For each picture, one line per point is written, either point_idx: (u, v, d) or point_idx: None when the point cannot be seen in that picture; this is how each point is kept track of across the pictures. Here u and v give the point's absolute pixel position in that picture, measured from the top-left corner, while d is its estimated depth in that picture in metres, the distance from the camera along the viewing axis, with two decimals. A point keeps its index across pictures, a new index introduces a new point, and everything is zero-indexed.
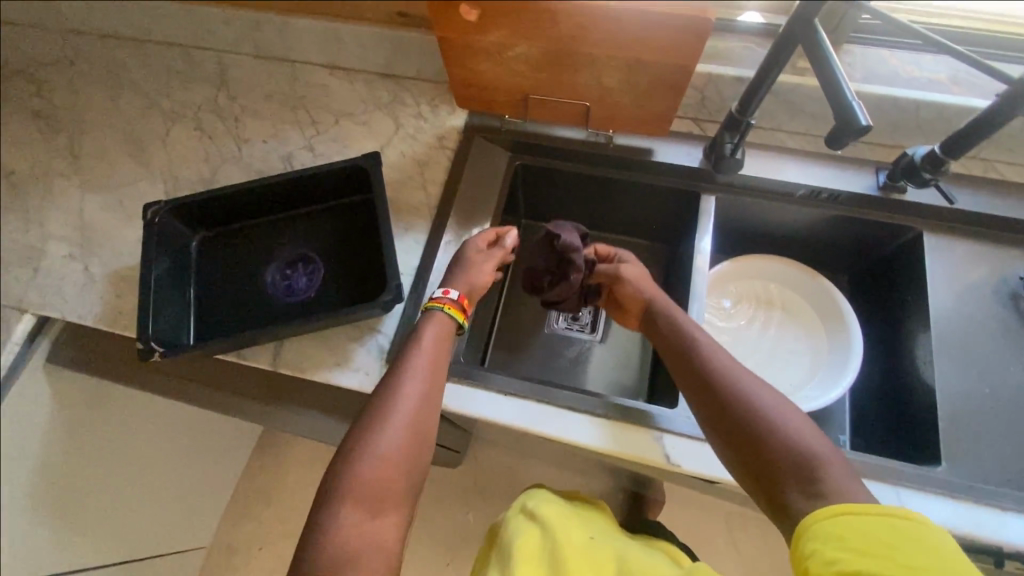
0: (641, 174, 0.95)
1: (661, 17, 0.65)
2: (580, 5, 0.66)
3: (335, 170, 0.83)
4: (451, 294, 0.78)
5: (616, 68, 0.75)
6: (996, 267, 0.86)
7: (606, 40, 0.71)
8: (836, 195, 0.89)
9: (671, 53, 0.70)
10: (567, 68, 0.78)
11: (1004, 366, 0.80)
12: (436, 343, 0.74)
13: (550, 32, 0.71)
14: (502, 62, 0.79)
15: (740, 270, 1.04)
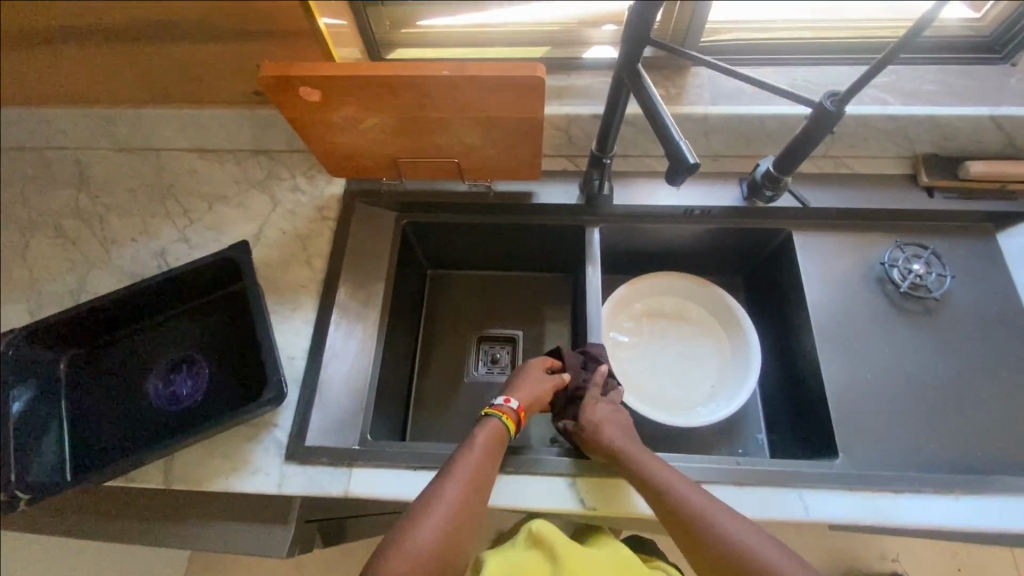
0: (527, 216, 0.97)
1: (495, 81, 0.66)
2: (415, 77, 0.66)
3: (204, 265, 0.79)
4: (511, 404, 0.75)
5: (470, 126, 0.76)
6: (860, 254, 0.92)
7: (452, 104, 0.71)
8: (708, 210, 0.94)
9: (516, 108, 0.71)
10: (424, 131, 0.78)
11: (881, 349, 0.85)
12: (488, 443, 0.70)
13: (396, 103, 0.71)
14: (361, 133, 0.79)
15: (641, 290, 1.07)
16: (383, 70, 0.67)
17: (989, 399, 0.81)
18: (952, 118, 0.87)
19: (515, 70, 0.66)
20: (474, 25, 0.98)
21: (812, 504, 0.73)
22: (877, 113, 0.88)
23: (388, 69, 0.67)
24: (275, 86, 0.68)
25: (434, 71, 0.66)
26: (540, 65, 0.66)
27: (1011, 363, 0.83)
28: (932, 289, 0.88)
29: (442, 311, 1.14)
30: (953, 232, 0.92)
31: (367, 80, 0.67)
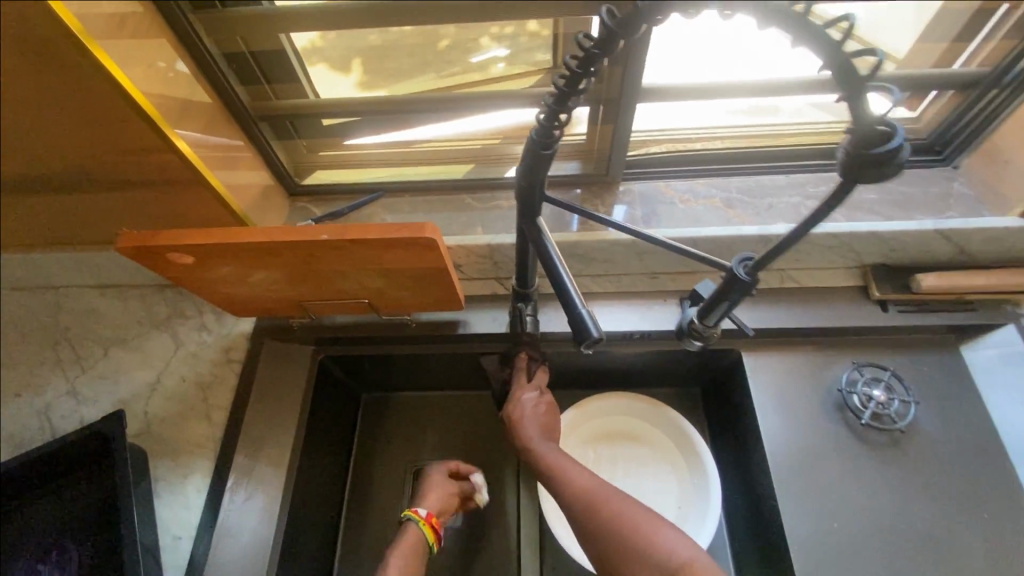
0: (456, 345, 0.89)
1: (380, 242, 0.60)
2: (291, 241, 0.59)
3: (70, 441, 0.69)
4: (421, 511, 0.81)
5: (370, 275, 0.69)
6: (815, 376, 0.84)
7: (341, 261, 0.64)
8: (647, 334, 0.87)
9: (414, 261, 0.64)
10: (322, 280, 0.70)
11: (846, 493, 0.76)
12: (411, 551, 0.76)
13: (281, 261, 0.64)
14: (252, 284, 0.71)
15: (589, 412, 0.98)
16: (256, 235, 0.60)
17: (966, 547, 0.73)
18: (896, 233, 0.81)
19: (401, 230, 0.59)
20: (392, 145, 0.92)
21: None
22: (816, 231, 0.82)
23: (263, 233, 0.60)
24: (139, 254, 0.61)
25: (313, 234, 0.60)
26: (431, 225, 0.60)
27: (985, 504, 0.75)
28: (897, 419, 0.80)
29: (376, 439, 1.04)
30: (910, 349, 0.85)
31: (238, 245, 0.60)
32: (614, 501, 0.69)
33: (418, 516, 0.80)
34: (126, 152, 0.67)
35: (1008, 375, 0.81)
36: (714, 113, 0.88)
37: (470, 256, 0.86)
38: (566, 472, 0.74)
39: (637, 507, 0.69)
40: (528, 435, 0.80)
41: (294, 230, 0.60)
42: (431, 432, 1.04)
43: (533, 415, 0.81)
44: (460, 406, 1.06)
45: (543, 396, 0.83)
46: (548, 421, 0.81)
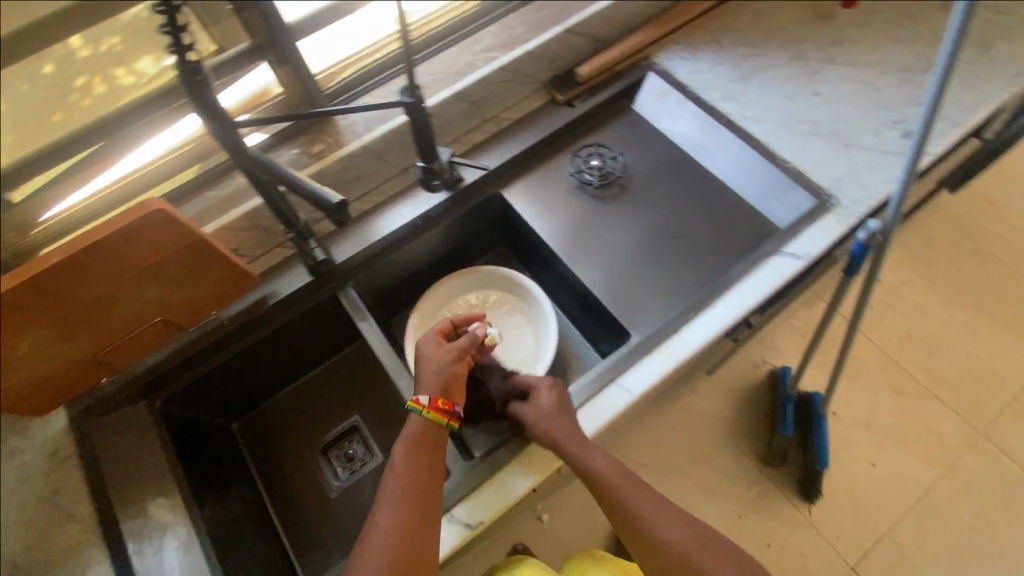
0: (275, 317, 0.94)
1: (115, 234, 0.65)
2: (31, 278, 0.63)
3: None
4: (423, 400, 0.79)
5: (138, 285, 0.72)
6: (554, 177, 1.05)
7: (95, 279, 0.68)
8: (427, 216, 1.00)
9: (164, 244, 0.70)
10: (96, 318, 0.72)
11: (612, 237, 0.99)
12: (422, 447, 0.77)
13: (40, 310, 0.66)
14: (29, 360, 0.70)
15: (428, 309, 1.09)
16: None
17: (693, 225, 0.98)
18: (543, 46, 1.04)
19: (130, 215, 0.66)
20: (109, 184, 0.88)
21: (634, 385, 0.83)
22: (490, 71, 1.01)
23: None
24: None
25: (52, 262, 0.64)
26: (154, 199, 0.67)
27: (690, 192, 1.02)
28: (617, 172, 1.04)
29: (271, 450, 1.06)
30: (603, 123, 1.10)
31: None
32: (633, 493, 0.77)
33: (425, 410, 0.78)
34: None
35: (663, 106, 1.09)
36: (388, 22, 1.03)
37: (236, 235, 0.90)
38: (584, 459, 0.77)
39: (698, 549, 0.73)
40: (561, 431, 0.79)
41: (31, 266, 0.64)
42: (316, 410, 1.09)
43: (552, 417, 0.79)
44: (327, 377, 1.11)
45: (550, 389, 0.83)
46: (564, 412, 0.80)
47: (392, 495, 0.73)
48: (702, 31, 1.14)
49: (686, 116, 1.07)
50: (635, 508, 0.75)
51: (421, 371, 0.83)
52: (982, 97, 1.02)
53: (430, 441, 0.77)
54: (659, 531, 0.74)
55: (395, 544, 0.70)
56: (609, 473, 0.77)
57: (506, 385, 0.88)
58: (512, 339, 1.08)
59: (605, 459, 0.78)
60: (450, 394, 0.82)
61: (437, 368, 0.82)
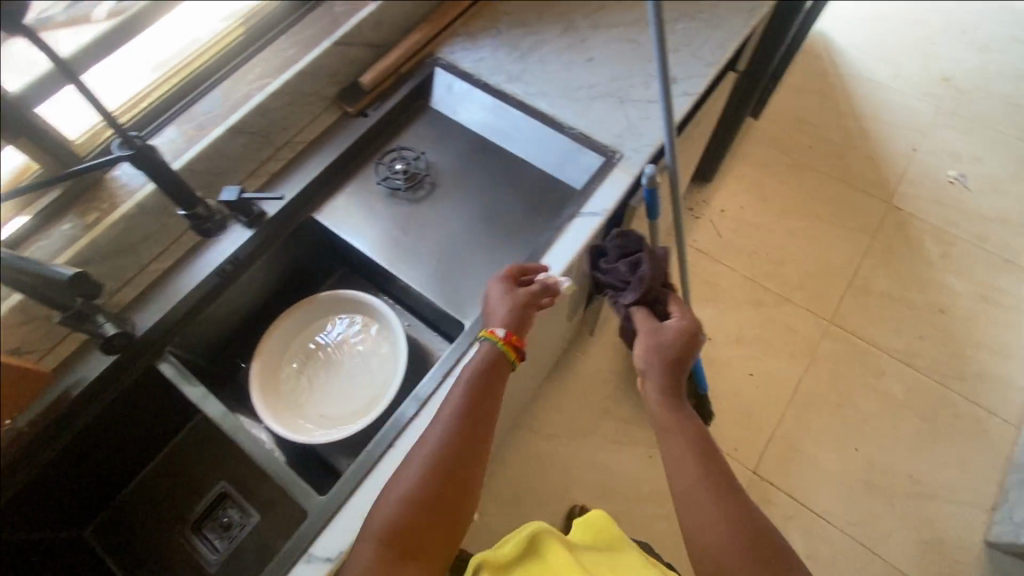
0: (86, 408, 0.87)
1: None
2: None
3: None
4: (499, 330, 0.82)
5: None
6: (363, 191, 1.04)
7: None
8: (235, 259, 0.96)
9: None
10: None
11: (429, 237, 1.00)
12: (480, 372, 0.80)
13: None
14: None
15: (270, 351, 1.04)
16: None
17: (501, 208, 1.03)
18: (314, 63, 1.02)
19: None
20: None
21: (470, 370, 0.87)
22: (263, 99, 0.99)
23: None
24: None
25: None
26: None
27: (494, 177, 1.06)
28: (421, 172, 1.05)
29: (128, 547, 0.99)
30: (401, 126, 1.11)
31: None
32: (685, 477, 0.74)
33: (503, 342, 0.81)
34: None
35: (455, 98, 1.12)
36: (140, 73, 0.96)
37: (10, 333, 0.82)
38: (665, 446, 0.78)
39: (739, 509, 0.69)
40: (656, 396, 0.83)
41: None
42: (171, 491, 1.02)
43: (670, 346, 0.84)
44: (178, 452, 1.05)
45: (683, 323, 0.87)
46: (682, 351, 0.84)
47: (454, 389, 0.79)
48: (477, 19, 1.18)
49: (477, 103, 1.10)
50: (693, 491, 0.72)
51: (490, 302, 0.87)
52: (727, 32, 1.13)
53: (495, 365, 0.81)
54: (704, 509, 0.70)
55: (434, 449, 0.73)
56: (682, 450, 0.76)
57: (645, 290, 0.89)
58: (360, 363, 1.06)
59: (693, 441, 0.77)
60: (521, 329, 0.84)
61: (495, 312, 0.85)
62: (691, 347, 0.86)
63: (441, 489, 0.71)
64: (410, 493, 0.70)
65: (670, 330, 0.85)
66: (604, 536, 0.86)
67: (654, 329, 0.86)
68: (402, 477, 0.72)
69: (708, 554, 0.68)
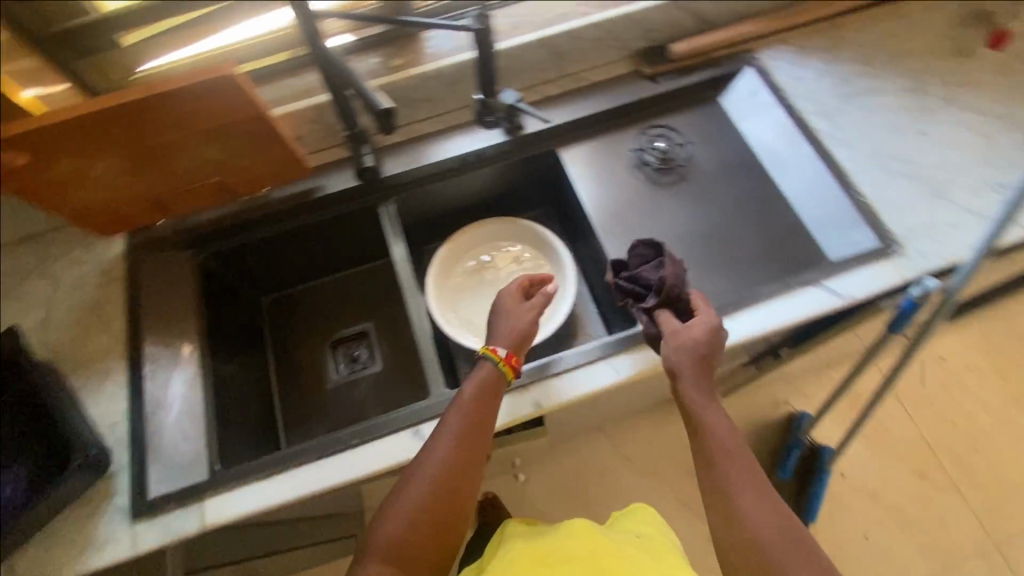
0: (318, 210, 0.99)
1: (197, 93, 0.70)
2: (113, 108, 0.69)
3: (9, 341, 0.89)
4: (500, 349, 0.80)
5: (203, 143, 0.78)
6: (617, 150, 1.03)
7: (171, 126, 0.74)
8: (480, 154, 1.02)
9: (238, 113, 0.75)
10: (164, 162, 0.79)
11: (653, 224, 0.97)
12: (478, 419, 0.75)
13: (119, 143, 0.74)
14: (104, 186, 0.80)
15: (459, 245, 1.12)
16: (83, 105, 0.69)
17: (738, 233, 0.95)
18: (642, 13, 1.00)
19: (212, 78, 0.70)
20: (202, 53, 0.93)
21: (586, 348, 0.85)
22: (580, 26, 1.00)
23: (94, 111, 0.69)
24: None
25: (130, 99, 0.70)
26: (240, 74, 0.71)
27: (747, 204, 0.98)
28: (679, 160, 1.01)
29: (285, 331, 1.15)
30: (685, 108, 1.05)
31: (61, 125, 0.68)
32: (725, 448, 0.70)
33: (502, 364, 0.79)
34: None
35: (751, 107, 1.03)
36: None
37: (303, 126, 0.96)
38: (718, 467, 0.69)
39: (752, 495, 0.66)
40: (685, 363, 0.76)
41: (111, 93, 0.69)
42: (334, 309, 1.16)
43: (696, 340, 0.77)
44: (354, 281, 1.18)
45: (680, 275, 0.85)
46: (715, 344, 0.77)
47: (450, 425, 0.74)
48: (818, 37, 1.06)
49: (770, 123, 1.01)
50: (733, 479, 0.68)
51: (503, 310, 0.85)
52: None
53: (480, 421, 0.75)
54: (739, 492, 0.67)
55: (438, 479, 0.70)
56: (733, 449, 0.70)
57: (666, 289, 0.82)
58: None
59: (726, 423, 0.72)
60: (518, 349, 0.82)
61: (508, 319, 0.84)
62: (720, 343, 0.78)
63: (448, 506, 0.70)
64: (425, 499, 0.69)
65: (705, 317, 0.79)
66: (640, 520, 0.85)
67: (670, 330, 0.79)
68: (399, 503, 0.69)
69: (736, 533, 0.64)
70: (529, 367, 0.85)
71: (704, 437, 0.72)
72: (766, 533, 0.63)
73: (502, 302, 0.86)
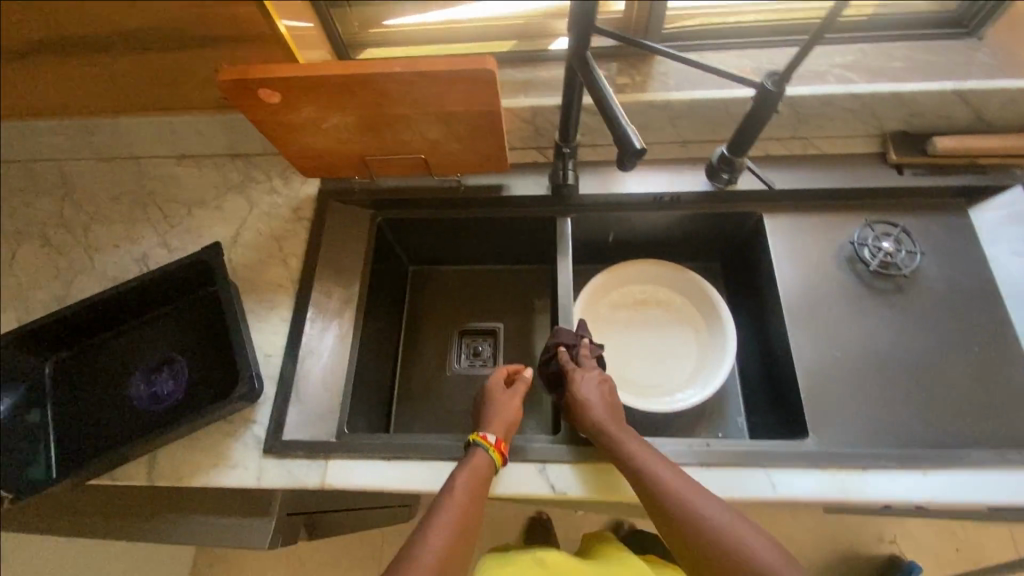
0: (498, 208, 0.98)
1: (447, 77, 0.68)
2: (367, 75, 0.68)
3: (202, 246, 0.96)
4: (490, 435, 0.75)
5: (430, 122, 0.77)
6: (830, 236, 0.92)
7: (410, 102, 0.73)
8: (677, 197, 0.95)
9: (474, 103, 0.73)
10: (387, 127, 0.79)
11: (851, 330, 0.86)
12: (474, 491, 0.69)
13: (358, 103, 0.73)
14: (329, 134, 0.81)
15: (618, 276, 1.07)
16: (338, 64, 0.68)
17: (953, 373, 0.81)
18: (918, 94, 0.86)
19: (466, 65, 0.67)
20: (440, 21, 1.00)
21: (715, 444, 0.77)
22: (841, 92, 0.87)
23: (347, 72, 0.68)
24: (234, 89, 0.70)
25: (383, 69, 0.68)
26: (494, 66, 0.67)
27: (973, 342, 0.83)
28: (902, 267, 0.87)
29: (422, 305, 1.17)
30: (923, 211, 0.92)
31: (320, 80, 0.69)
32: (695, 494, 0.65)
33: (494, 449, 0.74)
34: (217, 5, 0.75)
35: (1008, 233, 0.88)
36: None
37: (514, 123, 0.94)
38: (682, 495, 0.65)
39: (718, 510, 0.64)
40: (611, 430, 0.72)
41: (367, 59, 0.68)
42: (472, 298, 1.17)
43: (602, 402, 0.77)
44: (497, 278, 1.18)
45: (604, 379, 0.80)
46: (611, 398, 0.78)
47: (439, 522, 0.65)
48: None
49: None
50: (688, 494, 0.65)
51: (493, 400, 0.82)
52: None
53: (483, 484, 0.71)
54: (697, 504, 0.64)
55: (440, 552, 0.63)
56: (680, 477, 0.67)
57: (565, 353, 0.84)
58: (675, 352, 1.03)
59: (645, 444, 0.70)
60: (507, 435, 0.78)
61: (503, 397, 0.82)
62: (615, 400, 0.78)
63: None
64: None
65: (590, 375, 0.80)
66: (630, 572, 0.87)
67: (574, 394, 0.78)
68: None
69: (706, 550, 0.62)
70: (672, 449, 0.77)
71: (649, 482, 0.66)
72: (734, 544, 0.61)
73: (494, 393, 0.83)
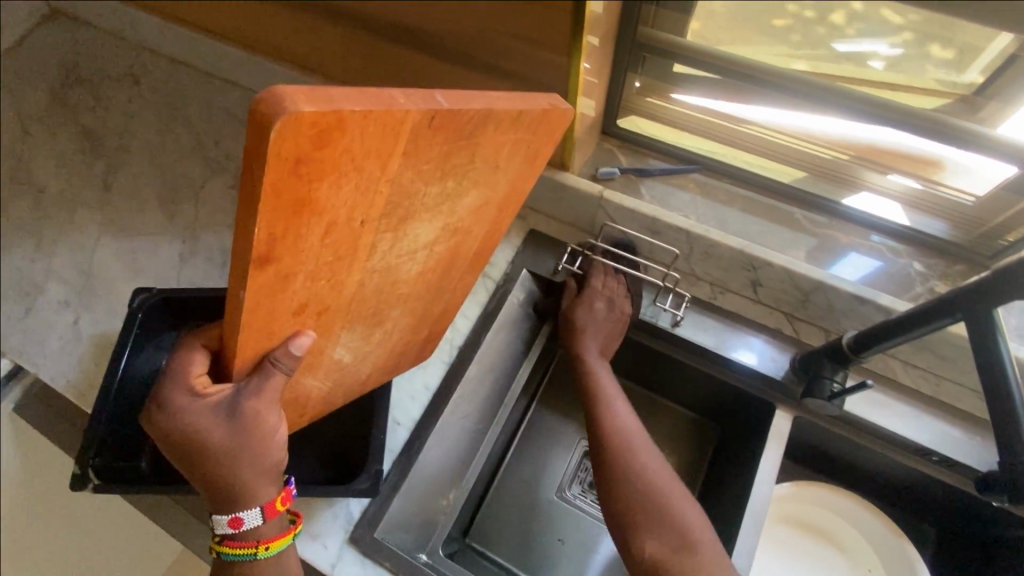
0: (704, 366, 0.80)
1: (259, 407, 0.50)
2: (341, 226, 0.44)
3: None
4: (247, 526, 0.54)
5: (426, 172, 0.46)
6: None
7: (399, 193, 0.46)
8: (951, 462, 0.71)
9: (370, 160, 0.40)
10: (323, 165, 0.37)
11: None
12: (258, 473, 0.53)
13: (340, 289, 0.51)
14: (349, 350, 0.60)
15: (802, 495, 0.83)
16: (249, 304, 0.42)
17: None
18: None
19: (302, 139, 0.34)
20: (718, 114, 0.82)
21: None
22: None
23: (286, 255, 0.41)
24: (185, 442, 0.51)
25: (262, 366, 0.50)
26: (351, 104, 0.35)
27: None
28: None
29: None
30: None
31: (280, 301, 0.45)
32: (648, 466, 0.67)
33: (263, 549, 0.55)
34: (524, 42, 0.62)
35: None
36: None
37: (780, 284, 0.76)
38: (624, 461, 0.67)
39: (660, 462, 0.68)
40: (581, 325, 0.78)
41: (183, 432, 0.51)
42: None
43: (599, 326, 0.78)
44: None
45: (619, 308, 0.78)
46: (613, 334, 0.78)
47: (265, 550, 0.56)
48: None
49: None
50: (638, 442, 0.69)
51: (249, 447, 0.52)
52: None
53: (260, 458, 0.53)
54: (641, 458, 0.67)
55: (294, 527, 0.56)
56: (629, 431, 0.70)
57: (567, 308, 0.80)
58: None
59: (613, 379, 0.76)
60: (262, 480, 0.54)
61: (257, 460, 0.53)
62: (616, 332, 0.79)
63: None
64: (262, 482, 0.54)
65: (586, 317, 0.77)
66: None
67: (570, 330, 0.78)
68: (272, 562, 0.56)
69: (620, 499, 0.65)
70: None
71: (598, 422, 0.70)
72: (645, 454, 0.68)
73: (256, 419, 0.51)
